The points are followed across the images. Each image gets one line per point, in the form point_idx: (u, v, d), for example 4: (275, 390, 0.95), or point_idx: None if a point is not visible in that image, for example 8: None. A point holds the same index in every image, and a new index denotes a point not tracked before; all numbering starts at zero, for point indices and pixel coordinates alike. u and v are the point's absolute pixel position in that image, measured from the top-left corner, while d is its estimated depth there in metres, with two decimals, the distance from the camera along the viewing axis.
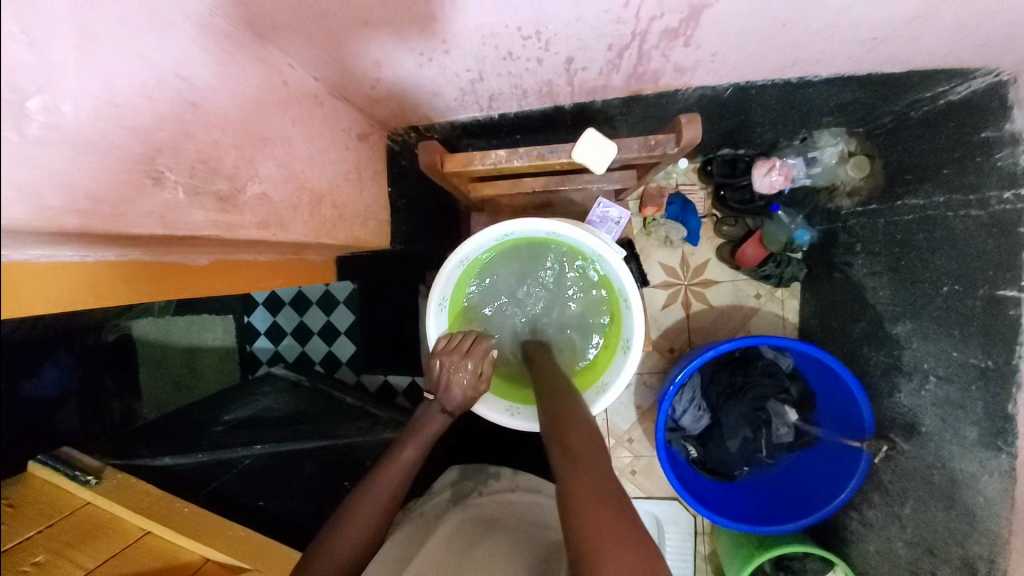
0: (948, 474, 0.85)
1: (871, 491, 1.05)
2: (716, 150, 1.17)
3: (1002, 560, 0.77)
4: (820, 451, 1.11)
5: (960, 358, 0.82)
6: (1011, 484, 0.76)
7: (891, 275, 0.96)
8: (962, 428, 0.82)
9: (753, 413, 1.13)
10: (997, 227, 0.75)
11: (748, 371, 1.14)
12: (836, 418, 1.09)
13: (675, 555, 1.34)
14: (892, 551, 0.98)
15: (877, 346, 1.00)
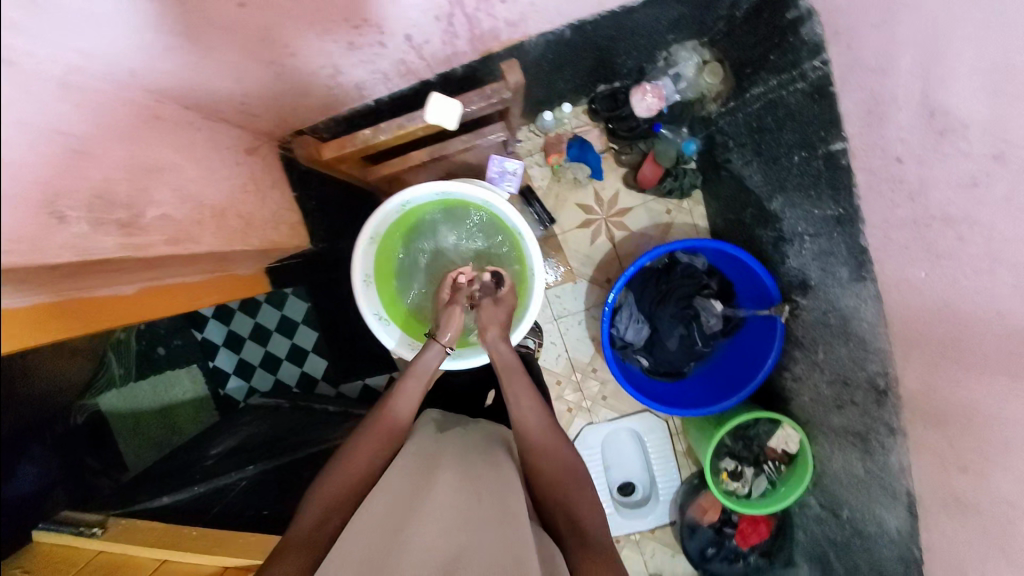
0: (840, 310, 0.99)
1: (793, 350, 1.19)
2: (596, 90, 1.28)
3: (892, 370, 0.91)
4: (747, 329, 1.27)
5: (819, 214, 0.96)
6: (880, 303, 0.88)
7: (760, 160, 1.09)
8: (837, 269, 0.96)
9: (682, 311, 1.27)
10: (817, 93, 0.88)
11: (671, 278, 1.28)
12: (751, 296, 1.25)
13: (653, 452, 1.52)
14: (819, 393, 1.13)
15: (765, 225, 1.14)
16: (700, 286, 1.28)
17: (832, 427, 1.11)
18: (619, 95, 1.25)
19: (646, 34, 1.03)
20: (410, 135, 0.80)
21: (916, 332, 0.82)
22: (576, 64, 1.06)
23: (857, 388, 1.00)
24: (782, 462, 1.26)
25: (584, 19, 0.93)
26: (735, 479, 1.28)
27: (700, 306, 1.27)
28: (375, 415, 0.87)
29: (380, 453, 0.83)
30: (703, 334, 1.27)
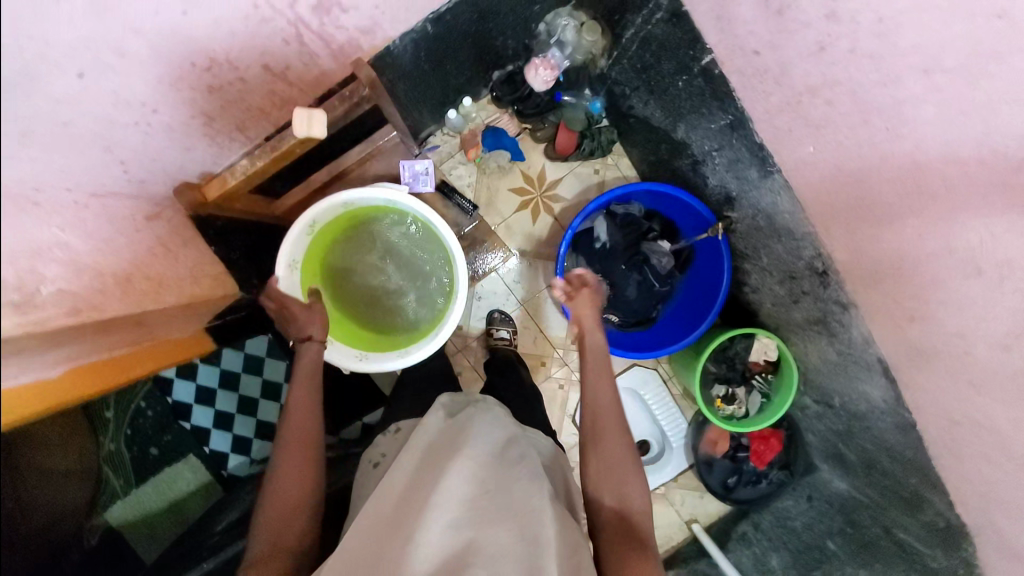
0: (769, 213, 1.02)
1: (743, 263, 1.22)
2: (490, 78, 1.29)
3: (823, 246, 0.95)
4: (698, 257, 1.30)
5: (714, 127, 1.02)
6: (792, 190, 0.95)
7: (655, 97, 1.10)
8: (747, 172, 1.01)
9: (631, 259, 1.29)
10: (674, 18, 0.99)
11: (613, 232, 1.30)
12: (692, 228, 1.27)
13: (650, 403, 1.54)
14: (777, 295, 1.15)
15: (680, 155, 1.16)
16: (643, 230, 1.31)
17: (799, 323, 1.13)
18: (515, 77, 1.27)
19: (509, 10, 1.06)
20: (288, 155, 0.86)
21: (840, 201, 0.85)
22: (456, 57, 1.09)
23: (809, 283, 1.02)
24: (768, 372, 1.29)
25: (438, 10, 0.96)
26: (732, 404, 1.30)
27: (646, 248, 1.30)
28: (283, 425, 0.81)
29: (305, 469, 0.79)
30: (657, 275, 1.30)
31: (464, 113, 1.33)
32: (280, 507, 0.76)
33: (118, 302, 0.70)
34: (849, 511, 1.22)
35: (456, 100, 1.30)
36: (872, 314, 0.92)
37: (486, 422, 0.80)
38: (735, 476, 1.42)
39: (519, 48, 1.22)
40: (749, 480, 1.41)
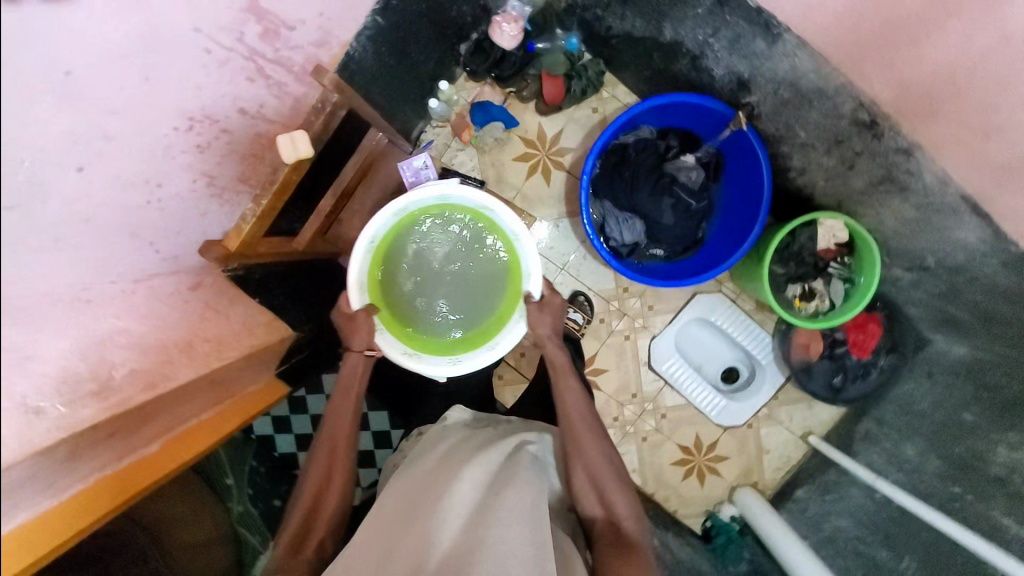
0: (793, 72, 0.95)
1: (780, 149, 1.12)
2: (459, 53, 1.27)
3: (863, 91, 0.90)
4: (731, 157, 1.21)
5: (701, 11, 0.98)
6: (807, 46, 0.91)
7: (629, 7, 1.07)
8: (753, 45, 0.96)
9: (658, 184, 1.22)
10: None
11: (630, 163, 1.23)
12: (709, 128, 1.20)
13: (724, 328, 1.46)
14: (826, 167, 1.06)
15: (676, 58, 1.10)
16: (660, 151, 1.24)
17: (865, 188, 1.03)
18: (482, 44, 1.23)
19: None
20: (288, 186, 0.88)
21: (864, 30, 0.83)
22: (419, 39, 1.08)
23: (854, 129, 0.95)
24: (845, 255, 1.18)
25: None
26: (813, 300, 1.21)
27: (671, 170, 1.23)
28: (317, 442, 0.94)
29: (336, 479, 0.91)
30: (690, 192, 1.23)
31: (446, 99, 1.29)
32: (309, 514, 0.88)
33: (186, 367, 0.76)
34: (976, 375, 1.09)
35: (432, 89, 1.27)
36: (941, 136, 0.85)
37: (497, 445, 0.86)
38: (838, 375, 1.33)
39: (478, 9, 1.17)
40: (857, 373, 1.32)
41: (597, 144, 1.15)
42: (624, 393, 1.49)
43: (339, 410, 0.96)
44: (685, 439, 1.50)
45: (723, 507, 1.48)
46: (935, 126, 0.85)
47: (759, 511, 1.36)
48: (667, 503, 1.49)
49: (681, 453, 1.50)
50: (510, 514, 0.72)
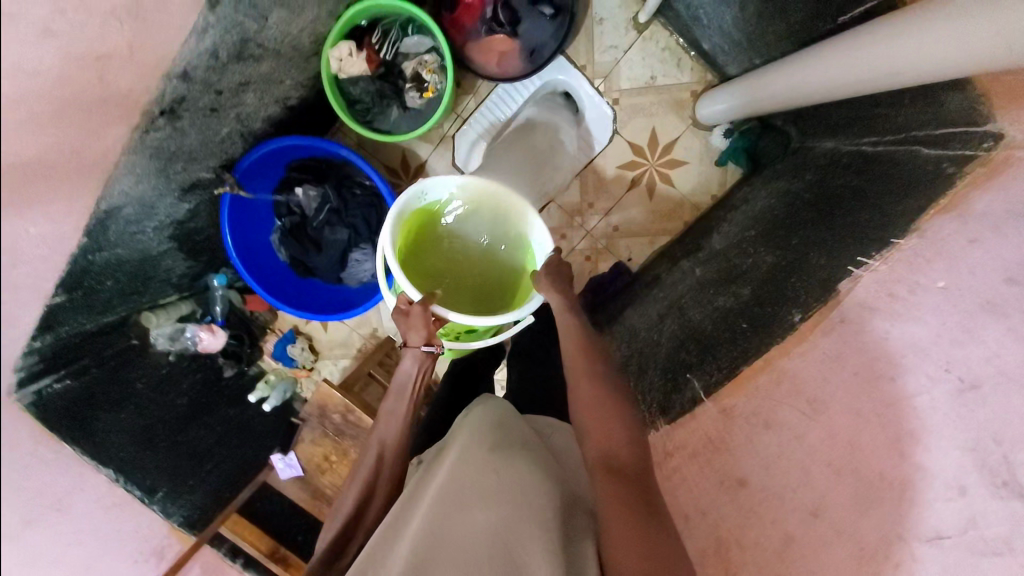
0: (163, 139, 0.84)
1: (274, 97, 1.00)
2: (234, 381, 1.38)
3: (213, 89, 0.85)
4: (287, 155, 1.16)
5: (157, 231, 1.03)
6: (179, 151, 0.90)
7: (169, 264, 1.16)
8: (169, 194, 0.97)
9: (320, 232, 1.19)
10: (123, 293, 1.10)
11: (305, 258, 1.20)
12: (267, 178, 1.16)
13: (499, 123, 1.22)
14: (284, 75, 0.97)
15: (201, 214, 1.11)
16: (289, 227, 1.20)
17: (276, 44, 0.89)
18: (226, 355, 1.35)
19: (128, 449, 1.15)
20: None
21: (86, 149, 0.71)
22: (195, 433, 1.25)
23: (212, 79, 0.83)
24: (378, 38, 1.03)
25: (151, 504, 1.17)
26: (426, 74, 1.05)
27: (307, 223, 1.20)
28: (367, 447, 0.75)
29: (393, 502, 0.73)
30: (327, 200, 1.17)
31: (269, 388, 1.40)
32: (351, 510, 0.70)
33: None
34: None
35: (259, 403, 1.39)
36: (188, 29, 0.73)
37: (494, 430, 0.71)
38: None
39: (182, 364, 1.27)
40: None
41: (263, 291, 1.13)
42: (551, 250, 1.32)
43: (396, 417, 0.76)
44: (619, 176, 1.24)
45: (714, 138, 1.20)
46: (183, 40, 0.74)
47: (739, 93, 1.02)
48: (697, 206, 1.24)
49: (635, 183, 1.24)
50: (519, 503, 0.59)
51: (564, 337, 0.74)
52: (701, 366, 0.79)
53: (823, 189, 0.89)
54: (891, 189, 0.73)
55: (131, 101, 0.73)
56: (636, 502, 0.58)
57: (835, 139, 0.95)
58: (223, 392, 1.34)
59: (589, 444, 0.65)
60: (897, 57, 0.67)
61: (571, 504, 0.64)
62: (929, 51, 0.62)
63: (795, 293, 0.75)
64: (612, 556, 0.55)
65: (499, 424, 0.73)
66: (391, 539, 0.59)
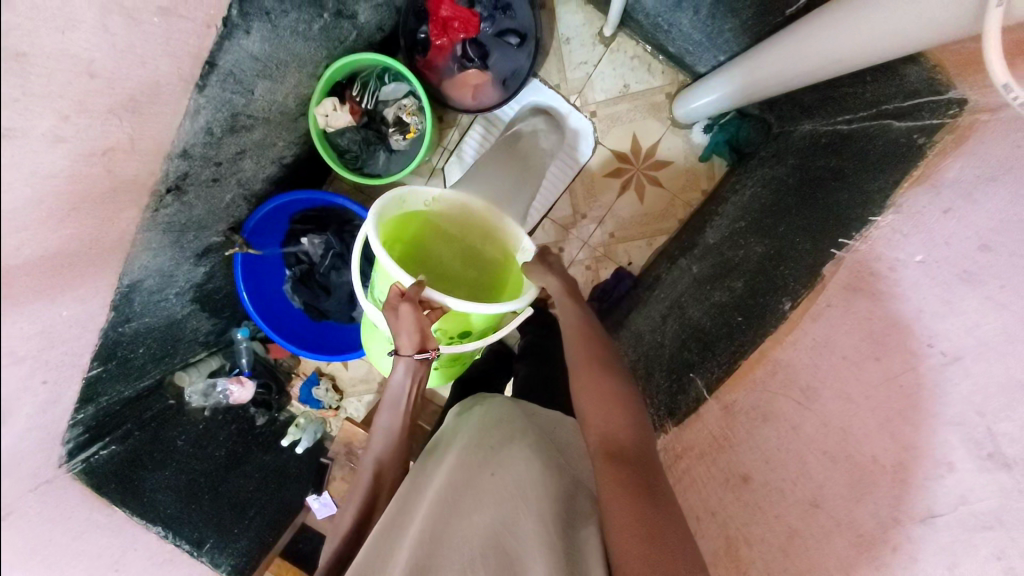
0: (174, 215, 0.92)
1: (271, 160, 1.07)
2: (265, 426, 1.44)
3: (212, 160, 0.91)
4: (289, 209, 1.21)
5: (178, 296, 1.10)
6: (188, 222, 0.96)
7: (192, 325, 1.23)
8: (184, 262, 1.03)
9: (328, 276, 1.25)
10: (153, 358, 1.17)
11: (319, 302, 1.26)
12: (274, 233, 1.22)
13: (480, 146, 1.26)
14: (277, 140, 1.04)
15: (215, 274, 1.17)
16: (299, 275, 1.26)
17: (265, 112, 0.96)
18: (256, 404, 1.42)
19: (174, 506, 1.19)
20: None
21: (102, 236, 0.78)
22: (234, 482, 1.31)
23: (211, 153, 0.90)
24: (358, 90, 1.09)
25: (196, 555, 1.21)
26: (406, 117, 1.11)
27: (315, 268, 1.26)
28: (365, 464, 0.78)
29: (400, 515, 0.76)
30: (331, 246, 1.23)
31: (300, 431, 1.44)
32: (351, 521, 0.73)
33: None
34: None
35: (293, 446, 1.44)
36: (182, 112, 0.79)
37: (494, 438, 0.76)
38: (508, 28, 1.10)
39: (217, 418, 1.34)
40: (500, 7, 1.09)
41: (281, 340, 1.19)
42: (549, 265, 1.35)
43: (388, 430, 0.80)
44: (606, 183, 1.27)
45: (694, 135, 1.21)
46: (177, 121, 0.79)
47: (716, 88, 1.02)
48: (688, 203, 1.24)
49: (623, 189, 1.26)
50: (527, 506, 0.64)
51: (565, 340, 0.77)
52: (701, 364, 0.80)
53: (804, 172, 0.89)
54: (868, 164, 0.73)
55: (138, 184, 0.79)
56: (636, 483, 0.59)
57: (812, 121, 0.95)
58: (258, 438, 1.41)
59: (591, 430, 0.68)
60: (858, 36, 0.66)
61: (570, 494, 0.69)
62: (892, 25, 0.61)
63: (782, 282, 0.75)
64: (614, 536, 0.56)
65: (498, 431, 0.77)
66: (395, 529, 0.66)
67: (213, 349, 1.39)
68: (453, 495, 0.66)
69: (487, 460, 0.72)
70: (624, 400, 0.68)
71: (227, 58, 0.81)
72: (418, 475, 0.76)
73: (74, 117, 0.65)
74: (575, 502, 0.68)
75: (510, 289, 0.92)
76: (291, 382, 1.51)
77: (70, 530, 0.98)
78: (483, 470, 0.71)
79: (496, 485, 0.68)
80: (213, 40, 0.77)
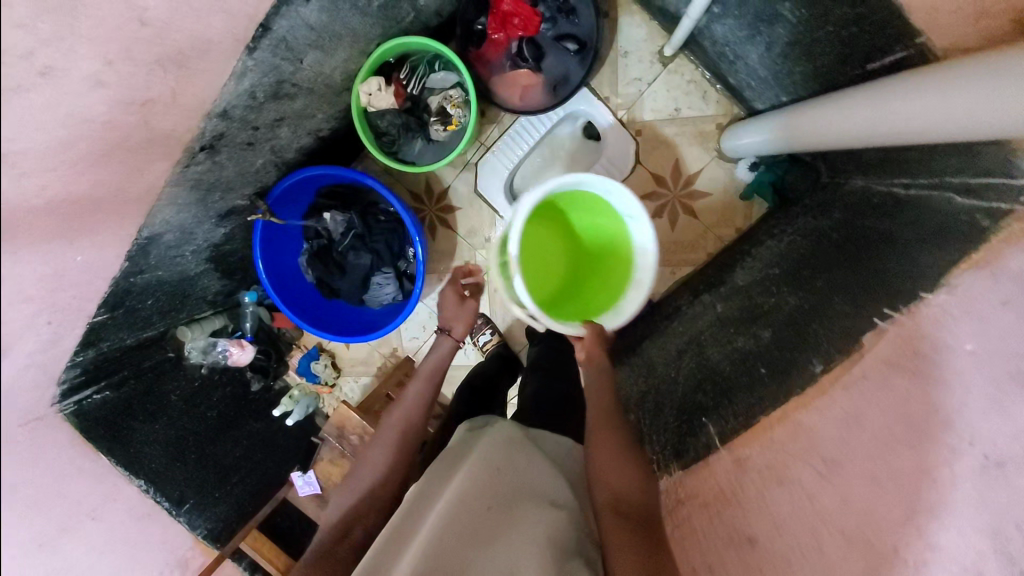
0: (204, 173, 0.89)
1: (308, 133, 1.05)
2: (258, 391, 1.44)
3: (249, 124, 0.89)
4: (314, 182, 1.20)
5: (194, 254, 1.08)
6: (213, 183, 0.94)
7: (202, 284, 1.22)
8: (205, 222, 1.02)
9: (341, 254, 1.22)
10: (160, 310, 1.16)
11: (327, 279, 1.23)
12: (297, 204, 1.20)
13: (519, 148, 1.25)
14: (318, 112, 1.02)
15: (234, 237, 1.16)
16: (316, 249, 1.23)
17: (311, 83, 0.93)
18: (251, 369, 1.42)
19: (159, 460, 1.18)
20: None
21: (130, 187, 0.76)
22: (222, 445, 1.30)
23: (250, 117, 0.87)
24: (405, 71, 1.05)
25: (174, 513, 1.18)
26: (450, 108, 1.07)
27: (334, 245, 1.23)
28: (385, 443, 0.86)
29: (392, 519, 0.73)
30: (351, 225, 1.21)
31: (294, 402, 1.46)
32: (353, 500, 0.81)
33: None
34: None
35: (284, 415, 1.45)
36: (229, 72, 0.76)
37: (500, 466, 0.74)
38: (568, 34, 1.07)
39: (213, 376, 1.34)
40: (564, 11, 1.05)
41: (289, 313, 1.18)
42: None
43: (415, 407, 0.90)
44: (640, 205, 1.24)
45: (738, 171, 1.17)
46: (223, 82, 0.77)
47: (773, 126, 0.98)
48: (720, 237, 1.22)
49: (656, 213, 1.23)
50: (527, 552, 0.62)
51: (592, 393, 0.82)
52: (717, 412, 0.79)
53: (852, 230, 0.86)
54: (921, 236, 0.71)
55: (173, 139, 0.76)
56: (637, 534, 0.65)
57: (867, 179, 0.91)
58: (252, 404, 1.42)
59: (602, 484, 0.72)
60: (917, 121, 0.65)
61: (571, 539, 0.67)
62: (959, 124, 0.59)
63: (814, 344, 0.73)
64: None
65: (506, 459, 0.76)
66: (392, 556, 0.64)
67: (220, 309, 1.39)
68: (454, 530, 0.63)
69: (495, 490, 0.71)
70: (623, 452, 0.74)
71: (282, 24, 0.77)
72: (424, 489, 0.74)
73: (117, 63, 0.63)
74: (569, 541, 0.66)
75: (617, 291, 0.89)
76: (291, 352, 1.53)
77: (47, 474, 0.94)
78: (482, 501, 0.69)
79: (503, 528, 0.66)
80: (273, 5, 0.74)
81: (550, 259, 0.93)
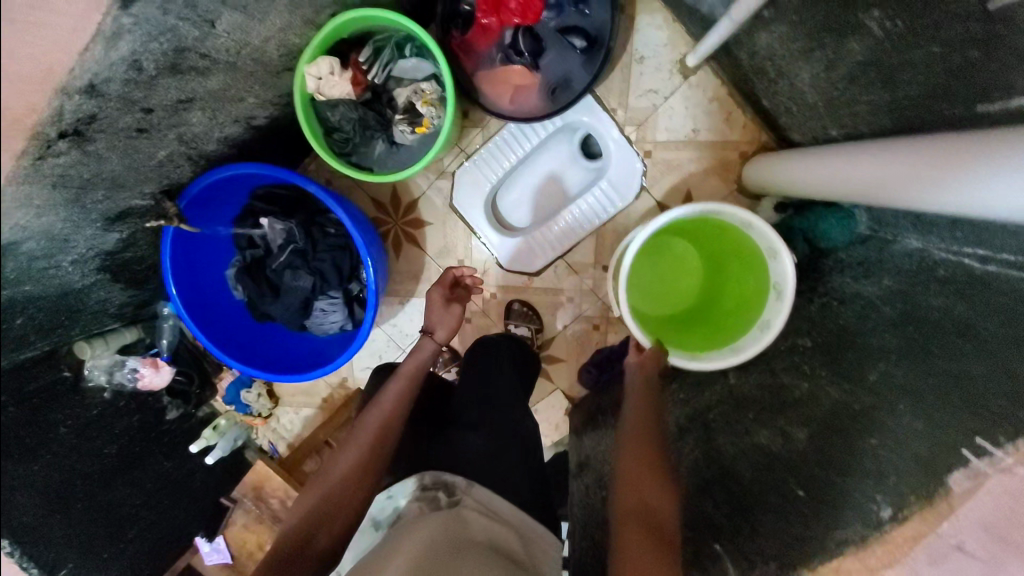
0: (70, 166, 0.65)
1: (236, 120, 0.82)
2: (175, 421, 1.19)
3: (139, 105, 0.65)
4: (250, 181, 0.97)
5: (72, 261, 0.83)
6: (88, 178, 0.70)
7: (95, 295, 0.96)
8: (83, 224, 0.77)
9: (277, 270, 0.99)
10: (40, 331, 0.90)
11: (258, 300, 1.00)
12: (227, 205, 0.98)
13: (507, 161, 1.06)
14: (248, 95, 0.78)
15: (136, 242, 0.91)
16: (249, 262, 1.01)
17: (234, 58, 0.70)
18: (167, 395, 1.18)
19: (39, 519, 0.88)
20: None
21: None
22: (122, 493, 1.02)
23: (138, 96, 0.64)
24: (368, 53, 0.82)
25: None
26: (420, 105, 0.83)
27: (270, 259, 1.00)
28: (346, 451, 0.72)
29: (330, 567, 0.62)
30: (291, 237, 0.98)
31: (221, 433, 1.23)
32: (317, 500, 0.67)
33: None
34: None
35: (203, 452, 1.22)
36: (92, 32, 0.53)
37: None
38: (576, 27, 0.86)
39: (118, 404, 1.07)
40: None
41: (203, 340, 0.95)
42: (552, 316, 1.12)
43: (396, 399, 0.76)
44: None
45: (761, 210, 0.99)
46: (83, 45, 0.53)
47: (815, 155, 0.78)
48: None
49: None
50: None
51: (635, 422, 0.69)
52: (734, 538, 0.62)
53: (908, 307, 0.68)
54: (1016, 341, 0.53)
55: (7, 119, 0.55)
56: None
57: (924, 237, 0.70)
58: (162, 436, 1.14)
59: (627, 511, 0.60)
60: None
61: None
62: None
63: (862, 466, 0.59)
64: None
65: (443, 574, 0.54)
66: None
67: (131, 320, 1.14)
68: None
69: None
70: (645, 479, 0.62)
71: None
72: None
73: None
74: None
75: (737, 318, 0.88)
76: (220, 374, 1.29)
77: None
78: None
79: None
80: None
81: (674, 279, 0.97)
